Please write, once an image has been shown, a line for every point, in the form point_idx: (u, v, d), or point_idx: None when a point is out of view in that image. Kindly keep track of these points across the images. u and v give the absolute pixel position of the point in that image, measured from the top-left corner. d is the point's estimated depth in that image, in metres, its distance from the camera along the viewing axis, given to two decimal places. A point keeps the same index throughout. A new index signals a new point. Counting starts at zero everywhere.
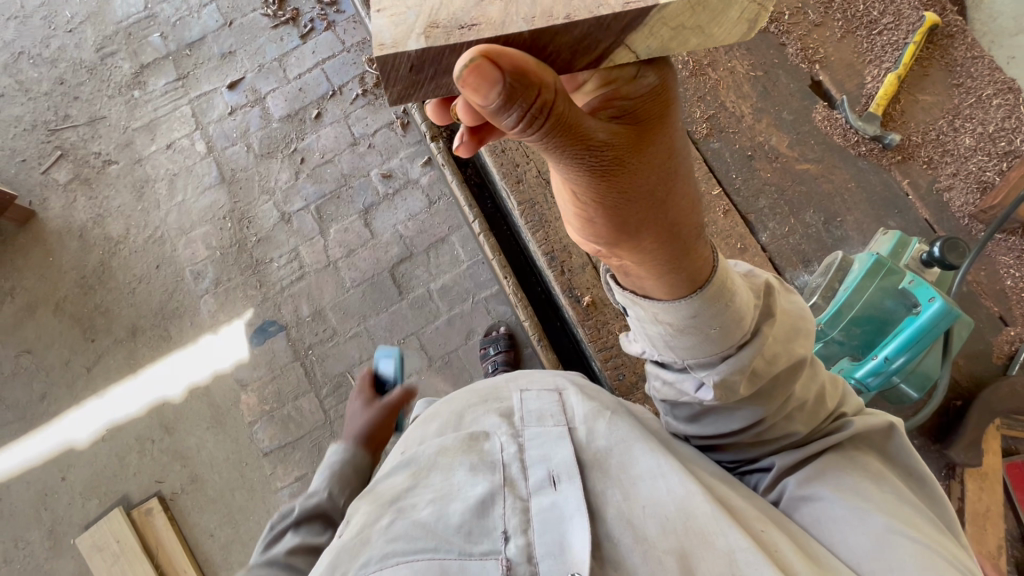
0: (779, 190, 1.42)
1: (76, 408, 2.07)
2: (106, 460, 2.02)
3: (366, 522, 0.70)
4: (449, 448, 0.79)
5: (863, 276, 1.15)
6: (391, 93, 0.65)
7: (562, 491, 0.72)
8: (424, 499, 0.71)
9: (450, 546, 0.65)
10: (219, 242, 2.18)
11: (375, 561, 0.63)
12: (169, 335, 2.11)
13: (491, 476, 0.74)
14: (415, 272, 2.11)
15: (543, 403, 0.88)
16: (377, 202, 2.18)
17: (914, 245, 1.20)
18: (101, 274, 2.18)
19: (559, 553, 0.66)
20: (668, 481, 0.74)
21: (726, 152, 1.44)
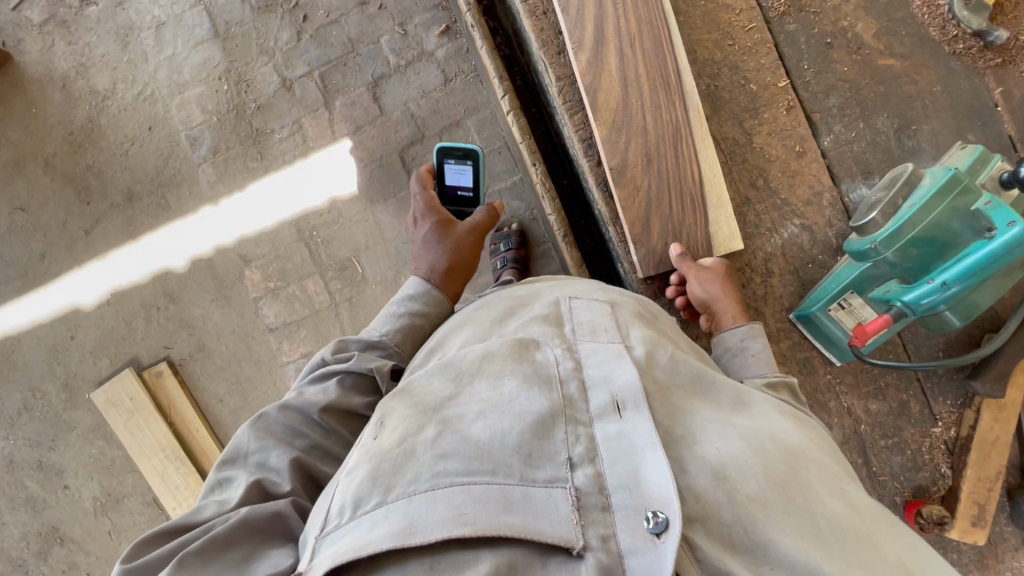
0: (854, 88, 1.26)
1: (78, 271, 2.04)
2: (113, 323, 2.03)
3: (410, 430, 0.76)
4: (499, 357, 0.85)
5: (933, 192, 1.00)
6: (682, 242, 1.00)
7: (630, 412, 0.77)
8: (473, 412, 0.78)
9: (509, 470, 0.70)
10: (215, 106, 2.01)
11: (425, 481, 0.69)
12: (167, 204, 2.02)
13: (548, 392, 0.79)
14: (427, 156, 1.98)
15: (593, 323, 0.94)
16: (387, 74, 1.98)
17: (996, 162, 1.03)
18: (91, 131, 2.04)
19: (633, 486, 0.69)
20: (737, 436, 0.77)
21: (801, 38, 1.27)
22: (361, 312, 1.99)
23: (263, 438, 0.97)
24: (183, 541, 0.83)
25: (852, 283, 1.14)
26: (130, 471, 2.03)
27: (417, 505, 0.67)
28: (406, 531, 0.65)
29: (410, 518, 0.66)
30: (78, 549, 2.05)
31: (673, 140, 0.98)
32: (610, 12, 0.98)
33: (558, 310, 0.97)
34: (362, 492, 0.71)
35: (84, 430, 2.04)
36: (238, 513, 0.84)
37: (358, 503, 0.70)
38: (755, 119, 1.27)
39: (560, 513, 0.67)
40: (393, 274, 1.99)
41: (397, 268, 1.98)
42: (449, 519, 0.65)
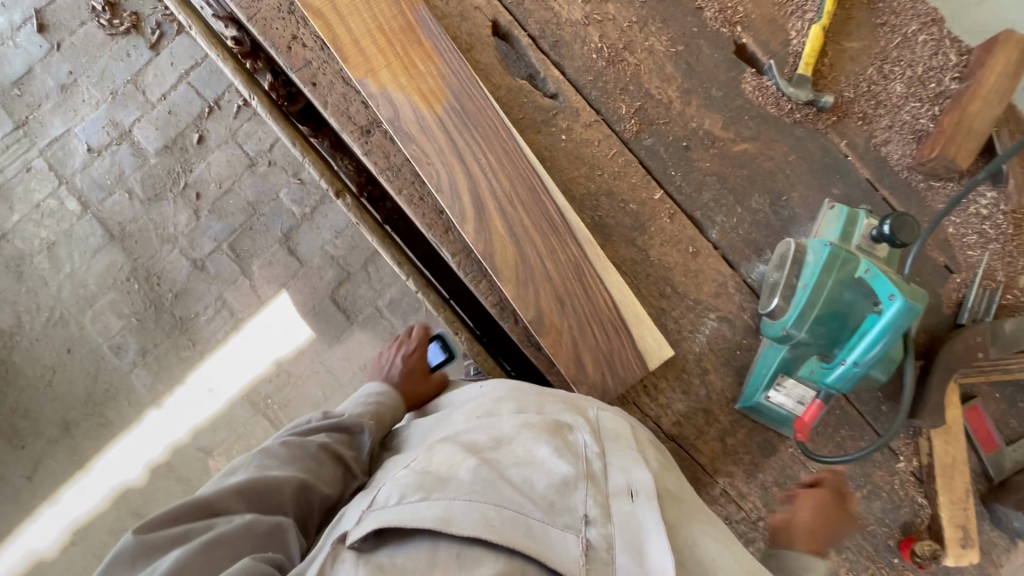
0: (722, 180, 1.06)
1: (31, 520, 1.90)
2: (82, 563, 1.88)
3: (451, 459, 0.73)
4: (538, 423, 0.81)
5: (818, 269, 0.92)
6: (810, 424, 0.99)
7: (645, 500, 0.72)
8: (510, 459, 0.73)
9: (537, 507, 0.67)
10: (131, 307, 1.95)
11: (465, 492, 0.66)
12: (109, 420, 1.92)
13: (575, 460, 0.75)
14: (358, 291, 1.98)
15: (619, 425, 0.88)
16: (296, 225, 1.98)
17: (864, 221, 0.96)
18: (6, 371, 1.93)
19: (635, 557, 0.65)
20: (731, 547, 0.75)
21: (661, 149, 1.07)
22: None
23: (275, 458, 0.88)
24: (187, 533, 0.73)
25: (780, 367, 0.98)
26: None
27: (457, 508, 0.63)
28: (440, 522, 0.62)
29: (448, 512, 0.63)
30: None
31: (576, 277, 0.95)
32: (482, 179, 0.95)
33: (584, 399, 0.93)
34: (406, 490, 0.67)
35: None
36: (243, 516, 0.75)
37: (401, 497, 0.66)
38: (642, 236, 1.07)
39: (571, 555, 0.63)
40: None
41: None
42: (484, 525, 0.62)
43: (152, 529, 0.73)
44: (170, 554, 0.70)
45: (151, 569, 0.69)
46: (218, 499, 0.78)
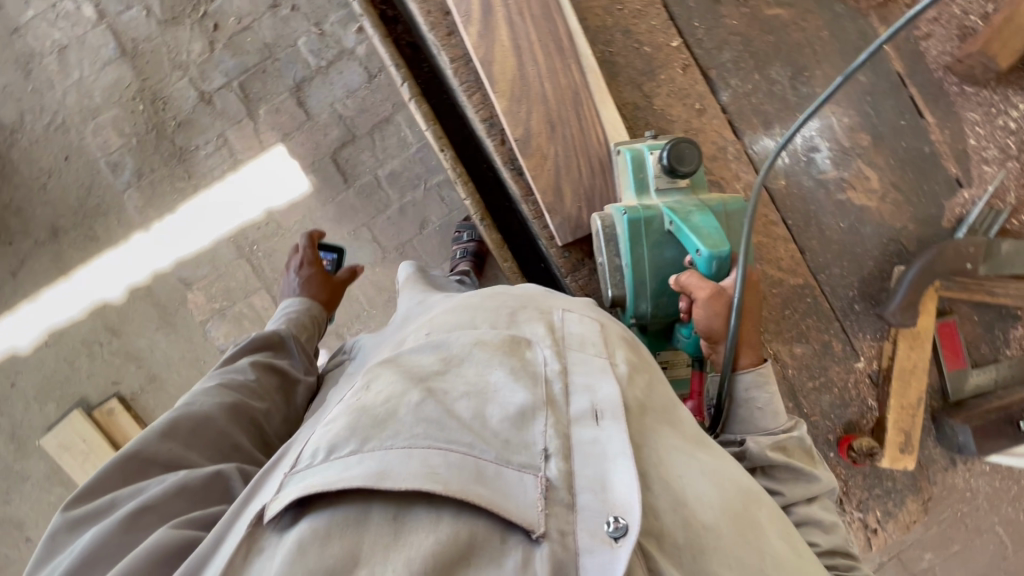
0: (746, 41, 1.20)
1: (9, 315, 1.94)
2: (55, 365, 1.95)
3: (393, 390, 0.61)
4: (490, 343, 0.70)
5: (626, 244, 0.96)
6: (702, 304, 0.89)
7: (611, 421, 0.62)
8: (458, 389, 0.63)
9: (486, 448, 0.56)
10: (133, 128, 1.93)
11: (404, 439, 0.55)
12: (96, 236, 1.94)
13: (534, 386, 0.64)
14: (360, 156, 1.95)
15: (585, 329, 0.76)
16: (310, 76, 1.93)
17: (650, 160, 0.97)
18: (3, 168, 1.93)
19: (600, 490, 0.56)
20: (701, 470, 0.67)
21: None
22: None
23: (204, 391, 1.00)
24: (114, 500, 0.79)
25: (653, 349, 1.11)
26: None
27: (395, 458, 0.53)
28: (375, 478, 0.51)
29: (384, 465, 0.52)
30: None
31: (574, 103, 1.02)
32: None
33: (547, 307, 0.80)
34: (336, 436, 0.55)
35: (41, 477, 1.97)
36: (174, 476, 0.82)
37: (331, 445, 0.55)
38: (652, 82, 1.18)
39: (527, 507, 0.53)
40: None
41: None
42: (426, 479, 0.51)
43: (81, 502, 0.80)
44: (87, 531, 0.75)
45: (71, 547, 0.74)
46: (144, 445, 0.86)
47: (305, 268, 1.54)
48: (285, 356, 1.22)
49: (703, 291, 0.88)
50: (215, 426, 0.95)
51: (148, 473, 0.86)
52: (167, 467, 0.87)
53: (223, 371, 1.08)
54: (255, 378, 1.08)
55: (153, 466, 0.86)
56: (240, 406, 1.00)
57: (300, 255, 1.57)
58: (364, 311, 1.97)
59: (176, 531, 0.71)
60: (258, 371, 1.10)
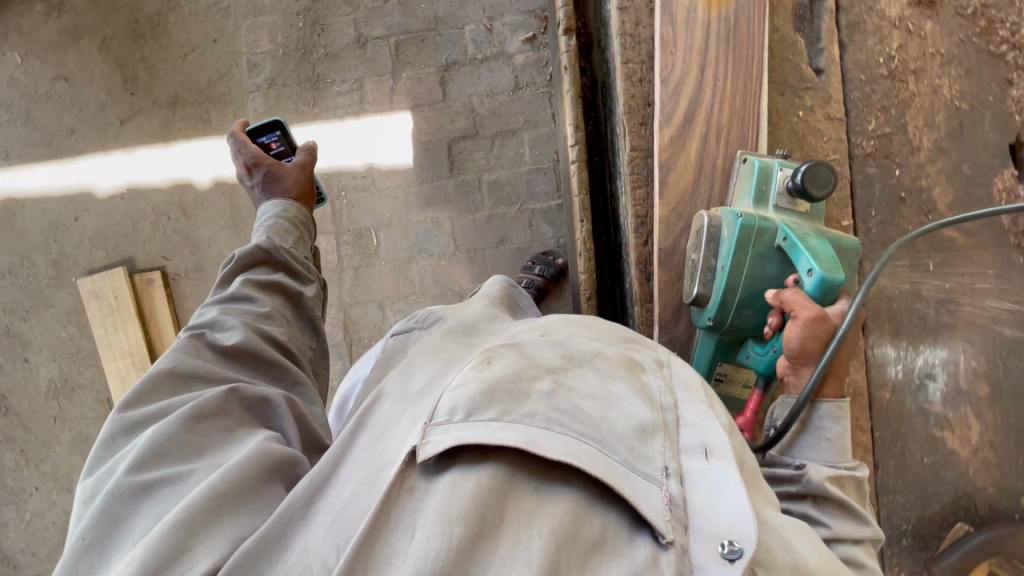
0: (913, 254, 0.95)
1: (101, 156, 2.00)
2: (121, 217, 2.01)
3: (522, 371, 0.59)
4: (609, 358, 0.66)
5: (731, 247, 0.81)
6: (802, 324, 0.74)
7: (723, 460, 0.57)
8: (584, 389, 0.60)
9: (616, 447, 0.54)
10: (285, 39, 1.98)
11: (542, 419, 0.54)
12: (208, 120, 1.99)
13: (655, 409, 0.60)
14: (474, 154, 1.96)
15: (690, 376, 0.70)
16: (462, 62, 1.95)
17: (779, 174, 0.82)
18: (155, 25, 1.99)
19: (711, 514, 0.52)
20: (797, 525, 0.58)
21: (878, 186, 0.94)
22: (363, 284, 1.99)
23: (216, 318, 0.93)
24: (171, 405, 0.74)
25: (718, 356, 0.90)
26: (92, 365, 2.03)
27: (538, 431, 0.52)
28: (526, 443, 0.51)
29: (529, 436, 0.51)
30: (19, 423, 2.06)
31: None
32: (707, 100, 0.90)
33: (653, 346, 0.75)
34: (475, 400, 0.55)
35: (63, 311, 2.03)
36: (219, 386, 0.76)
37: (470, 406, 0.54)
38: None
39: (653, 511, 0.50)
40: (406, 258, 1.98)
41: (411, 253, 1.98)
42: (570, 457, 0.50)
43: (136, 406, 0.74)
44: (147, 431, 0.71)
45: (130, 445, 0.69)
46: (179, 362, 0.81)
47: (257, 172, 1.24)
48: (281, 270, 1.08)
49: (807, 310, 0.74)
50: (244, 347, 0.88)
51: (191, 385, 0.80)
52: (208, 379, 0.81)
53: (218, 300, 0.97)
54: (260, 302, 0.98)
55: (193, 378, 0.81)
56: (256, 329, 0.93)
57: (242, 158, 1.25)
58: (413, 294, 1.98)
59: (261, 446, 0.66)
60: (262, 296, 1.00)
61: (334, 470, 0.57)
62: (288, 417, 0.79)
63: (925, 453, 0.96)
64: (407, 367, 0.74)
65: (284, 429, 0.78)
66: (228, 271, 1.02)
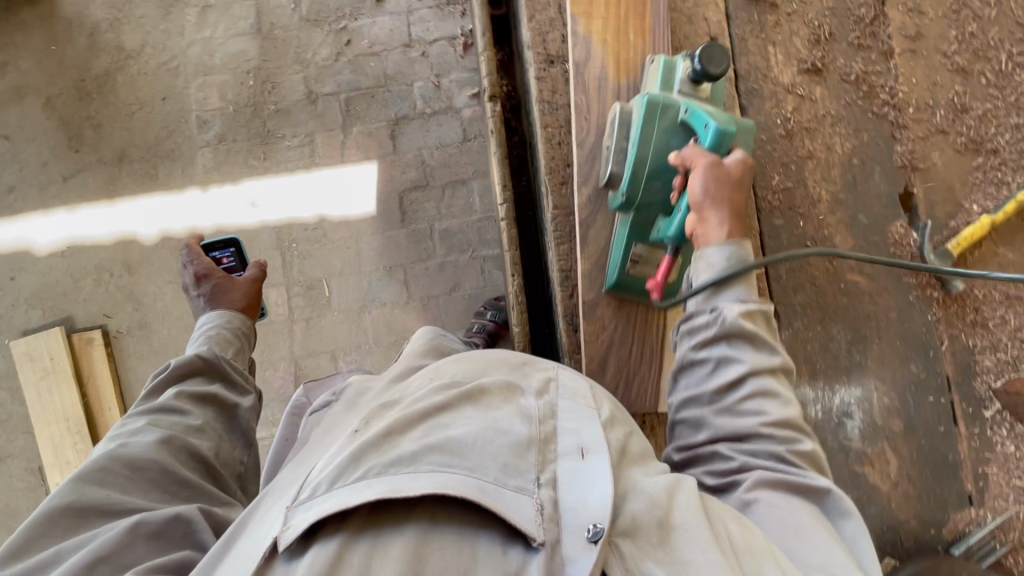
0: (821, 294, 1.01)
1: (42, 214, 1.96)
2: (60, 275, 1.95)
3: (392, 425, 0.63)
4: (489, 388, 0.71)
5: (640, 125, 0.85)
6: (701, 168, 0.78)
7: (597, 456, 0.66)
8: (460, 423, 0.65)
9: (487, 469, 0.60)
10: (236, 97, 2.01)
11: (408, 464, 0.59)
12: (156, 175, 1.98)
13: (529, 428, 0.67)
14: (424, 203, 2.00)
15: (578, 381, 0.78)
16: (410, 116, 2.02)
17: (681, 65, 0.88)
18: (103, 84, 2.00)
19: (579, 504, 0.61)
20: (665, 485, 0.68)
21: (784, 236, 1.01)
22: (314, 335, 1.97)
23: (140, 430, 0.93)
24: (59, 552, 0.74)
25: (633, 238, 0.91)
26: (23, 432, 1.92)
27: (406, 476, 0.57)
28: (388, 491, 0.56)
29: (396, 483, 0.57)
30: None
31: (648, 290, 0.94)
32: None
33: (543, 365, 0.81)
34: (341, 466, 0.59)
35: None
36: (123, 523, 0.77)
37: (334, 476, 0.59)
38: None
39: (524, 522, 0.57)
40: (358, 307, 1.97)
41: (363, 302, 1.98)
42: (435, 487, 0.56)
43: (20, 557, 0.74)
44: None
45: None
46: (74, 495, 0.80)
47: (204, 283, 1.25)
48: (218, 381, 1.09)
49: (705, 155, 0.78)
50: (161, 467, 0.89)
51: (90, 520, 0.79)
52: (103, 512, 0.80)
53: (146, 411, 0.98)
54: (191, 414, 0.99)
55: (93, 513, 0.80)
56: (181, 446, 0.93)
57: (192, 268, 1.26)
58: (367, 344, 1.96)
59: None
60: (194, 408, 1.01)
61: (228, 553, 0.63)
62: (206, 531, 0.82)
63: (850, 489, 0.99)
64: (299, 456, 0.75)
65: (205, 543, 0.81)
66: (153, 379, 1.04)
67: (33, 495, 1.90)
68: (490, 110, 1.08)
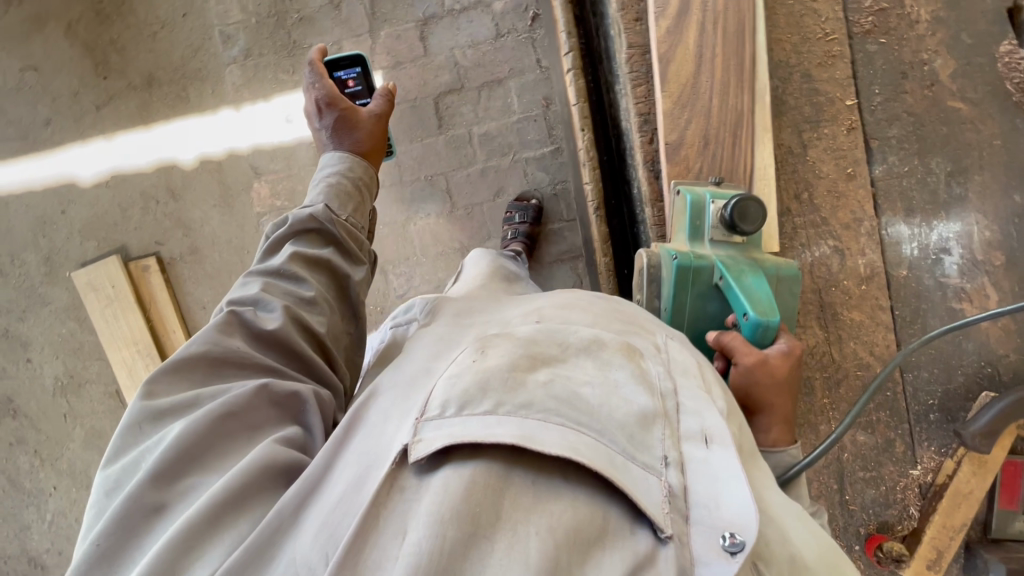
0: (918, 125, 0.94)
1: (82, 145, 1.95)
2: (108, 207, 1.97)
3: (516, 362, 0.58)
4: (607, 343, 0.65)
5: (673, 289, 0.84)
6: (749, 358, 0.74)
7: (723, 446, 0.56)
8: (583, 379, 0.59)
9: (615, 437, 0.53)
10: (257, 8, 1.92)
11: (537, 410, 0.53)
12: (187, 98, 1.94)
13: (654, 396, 0.59)
14: (461, 108, 1.93)
15: (688, 356, 0.70)
16: (439, 15, 1.91)
17: (711, 208, 0.83)
18: (121, 3, 1.93)
19: (715, 506, 0.51)
20: (798, 512, 0.59)
21: (879, 63, 0.94)
22: None
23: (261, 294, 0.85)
24: (197, 397, 0.70)
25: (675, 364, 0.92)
26: (97, 358, 2.00)
27: (535, 425, 0.51)
28: (521, 439, 0.49)
29: (526, 430, 0.50)
30: (30, 425, 2.03)
31: (736, 125, 0.88)
32: None
33: (652, 327, 0.74)
34: (469, 392, 0.54)
35: (59, 307, 1.99)
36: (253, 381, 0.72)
37: (463, 400, 0.54)
38: (813, 133, 0.94)
39: (651, 503, 0.50)
40: (403, 220, 1.96)
41: (407, 215, 1.96)
42: (567, 449, 0.49)
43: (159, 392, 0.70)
44: (176, 425, 0.66)
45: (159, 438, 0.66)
46: (216, 344, 0.76)
47: (327, 115, 1.11)
48: (331, 245, 0.98)
49: (747, 354, 0.74)
50: (278, 338, 0.81)
51: (223, 371, 0.76)
52: (237, 365, 0.77)
53: (262, 272, 0.90)
54: (306, 283, 0.90)
55: (228, 364, 0.76)
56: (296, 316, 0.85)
57: (314, 94, 1.11)
58: (415, 256, 1.96)
59: (278, 450, 0.64)
60: (310, 277, 0.90)
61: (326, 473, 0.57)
62: (317, 416, 0.74)
63: (948, 329, 0.96)
64: (393, 363, 0.72)
65: (313, 427, 0.74)
66: (274, 232, 0.96)
67: (115, 416, 2.01)
68: None
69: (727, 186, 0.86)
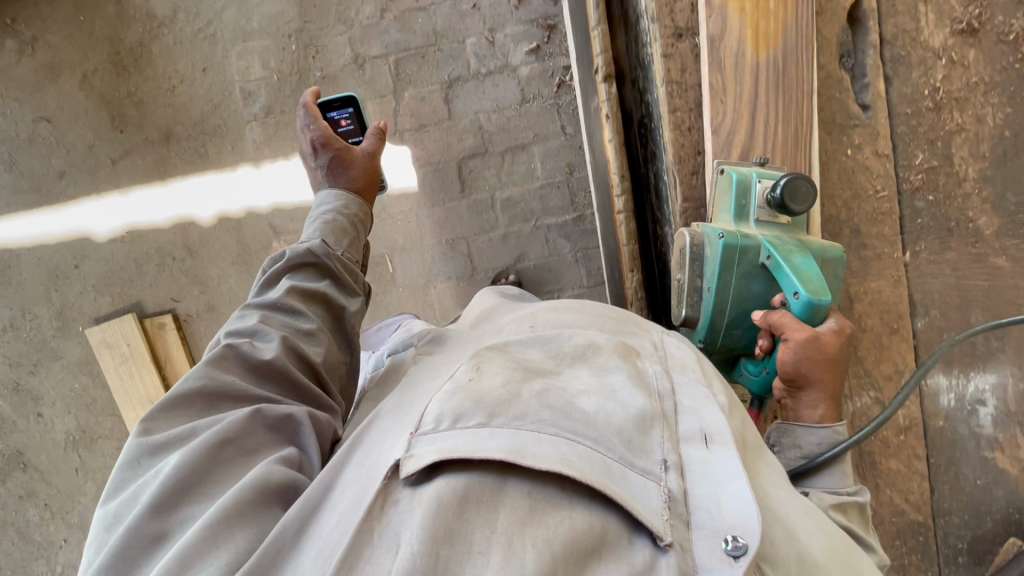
0: (960, 281, 0.96)
1: (96, 198, 1.92)
2: (124, 262, 1.94)
3: (505, 372, 0.57)
4: (602, 346, 0.64)
5: (717, 271, 0.84)
6: (800, 333, 0.78)
7: (725, 446, 0.56)
8: (578, 387, 0.58)
9: (612, 444, 0.52)
10: (279, 64, 1.88)
11: (530, 420, 0.51)
12: (205, 153, 1.91)
13: (652, 396, 0.58)
14: (484, 172, 1.92)
15: (686, 351, 0.70)
16: (464, 78, 1.89)
17: (758, 187, 0.85)
18: (139, 56, 1.88)
19: (718, 510, 0.50)
20: (808, 507, 0.57)
21: (927, 218, 0.95)
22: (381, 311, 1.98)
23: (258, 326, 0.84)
24: (194, 429, 0.67)
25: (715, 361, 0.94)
26: (110, 414, 1.99)
27: (526, 436, 0.50)
28: (513, 454, 0.48)
29: (517, 443, 0.49)
30: (40, 479, 2.02)
31: None
32: (759, 148, 0.89)
33: (648, 326, 0.74)
34: (461, 405, 0.52)
35: (72, 361, 1.97)
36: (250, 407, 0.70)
37: (455, 412, 0.52)
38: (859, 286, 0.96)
39: (651, 512, 0.48)
40: (423, 282, 1.96)
41: (428, 277, 1.96)
42: (560, 465, 0.47)
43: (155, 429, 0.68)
44: (175, 457, 0.64)
45: (157, 470, 0.63)
46: (216, 378, 0.74)
47: (323, 154, 1.16)
48: (327, 278, 0.99)
49: (799, 329, 0.78)
50: (275, 369, 0.79)
51: (222, 406, 0.74)
52: (236, 400, 0.74)
53: (259, 305, 0.89)
54: (304, 315, 0.90)
55: (225, 399, 0.74)
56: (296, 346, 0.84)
57: (310, 135, 1.17)
58: (435, 318, 1.97)
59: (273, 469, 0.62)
60: (306, 309, 0.90)
61: (313, 496, 0.56)
62: (312, 437, 0.72)
63: (980, 476, 0.99)
64: (399, 385, 0.73)
65: (308, 448, 0.71)
66: (268, 265, 0.97)
67: None
68: (606, 96, 1.00)
69: (772, 167, 0.87)
